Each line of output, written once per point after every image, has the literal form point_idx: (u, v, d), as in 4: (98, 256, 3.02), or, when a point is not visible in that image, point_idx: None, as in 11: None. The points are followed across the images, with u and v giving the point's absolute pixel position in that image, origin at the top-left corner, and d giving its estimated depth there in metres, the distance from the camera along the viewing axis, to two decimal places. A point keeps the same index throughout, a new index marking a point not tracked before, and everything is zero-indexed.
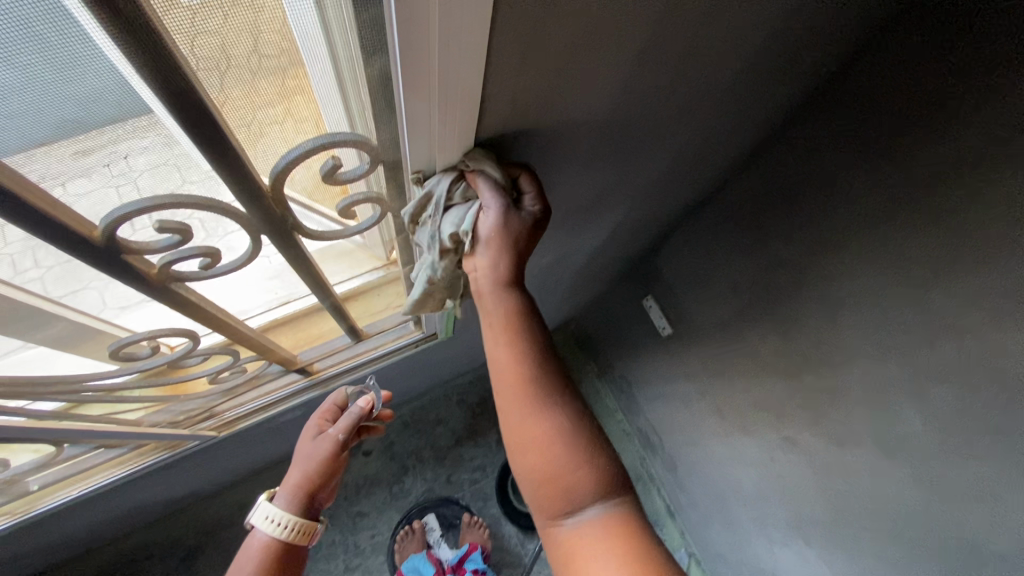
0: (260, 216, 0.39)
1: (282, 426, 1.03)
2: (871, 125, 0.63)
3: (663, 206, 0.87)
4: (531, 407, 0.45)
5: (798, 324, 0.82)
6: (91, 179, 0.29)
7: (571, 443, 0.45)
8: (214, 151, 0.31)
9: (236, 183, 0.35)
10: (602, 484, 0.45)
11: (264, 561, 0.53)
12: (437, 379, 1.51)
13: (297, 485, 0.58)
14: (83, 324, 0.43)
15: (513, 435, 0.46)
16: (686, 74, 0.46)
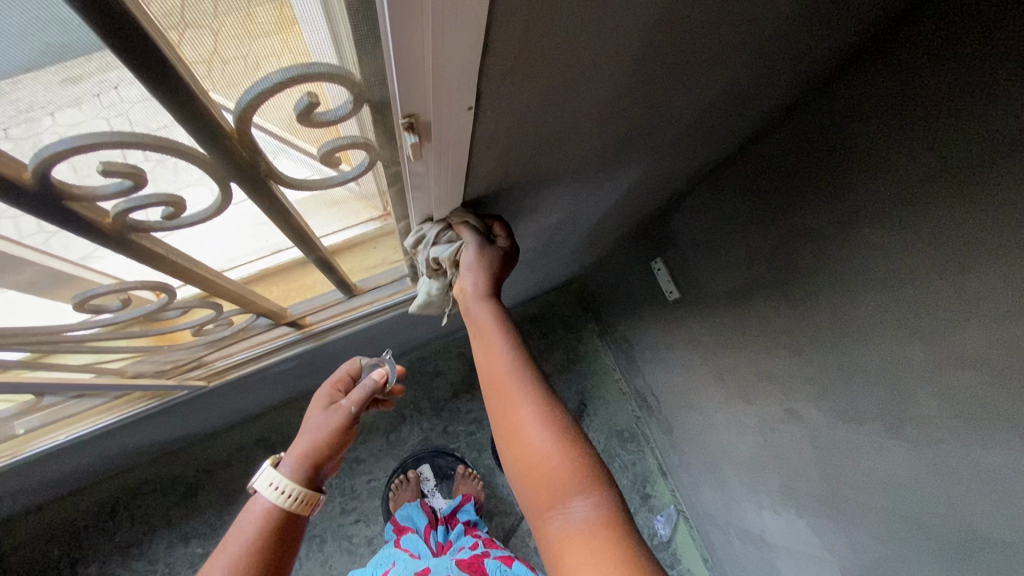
0: (225, 160, 0.34)
1: (277, 375, 1.01)
2: (885, 117, 0.60)
3: (683, 165, 0.80)
4: (509, 399, 0.48)
5: (815, 297, 0.78)
6: (82, 109, 0.26)
7: (549, 432, 0.46)
8: (162, 89, 0.26)
9: (193, 124, 0.29)
10: (585, 477, 0.44)
11: (264, 527, 0.51)
12: (436, 332, 1.49)
13: (304, 453, 0.56)
14: (43, 274, 0.39)
15: (501, 429, 0.49)
16: (730, 19, 0.39)
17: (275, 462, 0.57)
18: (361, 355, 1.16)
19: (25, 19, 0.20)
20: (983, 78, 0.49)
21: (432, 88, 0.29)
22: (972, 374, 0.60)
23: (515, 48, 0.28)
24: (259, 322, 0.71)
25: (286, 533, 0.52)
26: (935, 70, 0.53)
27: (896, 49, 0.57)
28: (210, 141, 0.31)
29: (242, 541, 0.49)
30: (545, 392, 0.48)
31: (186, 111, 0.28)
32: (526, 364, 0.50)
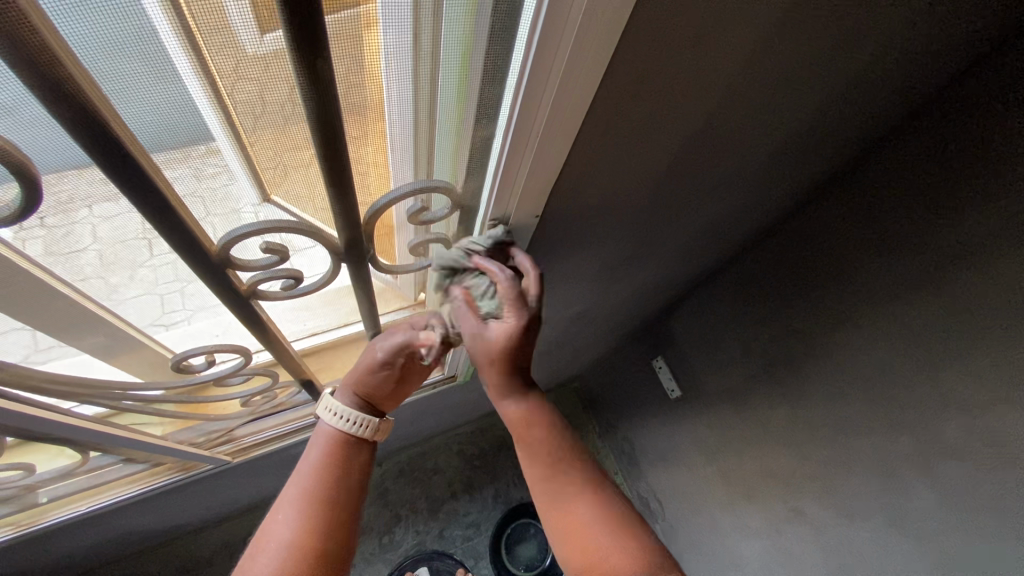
0: (349, 245, 0.44)
1: (288, 461, 1.02)
2: (847, 234, 0.75)
3: (681, 270, 0.92)
4: (563, 495, 0.52)
5: (812, 392, 0.85)
6: (118, 205, 0.32)
7: (611, 529, 0.50)
8: (339, 195, 0.38)
9: (342, 215, 0.40)
10: (651, 568, 0.48)
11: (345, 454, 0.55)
12: (439, 427, 1.51)
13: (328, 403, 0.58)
14: (172, 321, 0.48)
15: (557, 527, 0.52)
16: (717, 159, 0.53)
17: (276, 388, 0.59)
18: None
19: (291, 142, 0.33)
20: (930, 205, 0.65)
21: (520, 190, 0.40)
22: (958, 462, 0.66)
23: (583, 160, 0.41)
24: (298, 394, 0.78)
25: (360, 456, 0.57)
26: (894, 195, 0.69)
27: (844, 189, 0.75)
28: (347, 227, 0.42)
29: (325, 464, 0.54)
30: (596, 483, 0.53)
31: (344, 211, 0.39)
32: (577, 460, 0.54)
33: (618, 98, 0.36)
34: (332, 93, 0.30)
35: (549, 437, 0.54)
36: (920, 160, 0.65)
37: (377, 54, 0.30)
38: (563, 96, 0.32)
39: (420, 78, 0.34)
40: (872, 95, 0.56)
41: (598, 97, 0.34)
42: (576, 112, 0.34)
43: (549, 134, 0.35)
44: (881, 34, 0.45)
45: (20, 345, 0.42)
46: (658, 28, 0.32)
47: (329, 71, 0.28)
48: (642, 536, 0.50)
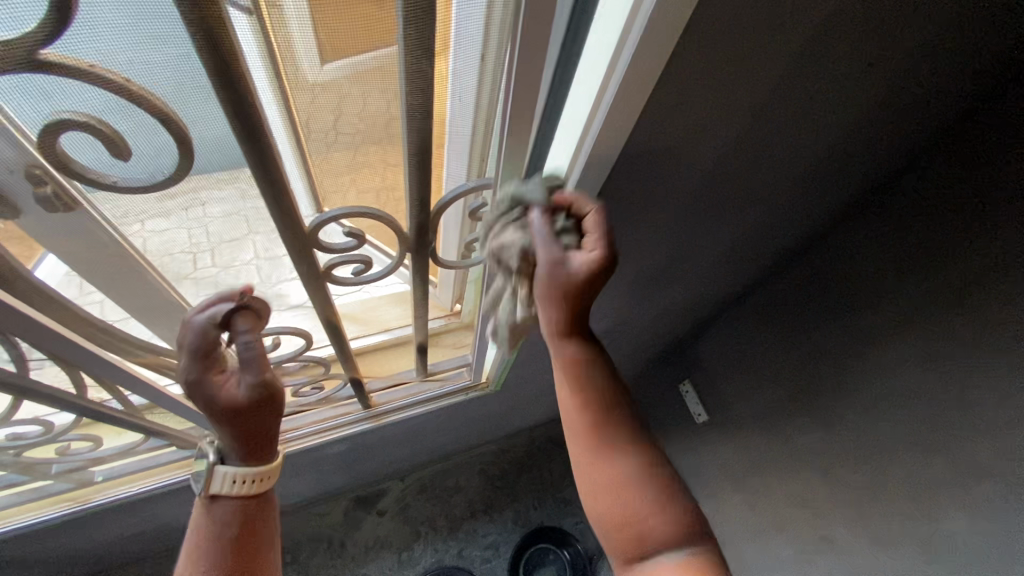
0: (416, 239, 0.50)
1: (321, 463, 1.06)
2: (872, 259, 0.78)
3: (711, 290, 0.94)
4: (597, 438, 0.51)
5: (841, 416, 0.86)
6: (169, 219, 0.38)
7: (645, 481, 0.50)
8: (416, 191, 0.43)
9: (415, 209, 0.46)
10: (679, 525, 0.49)
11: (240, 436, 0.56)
12: (463, 444, 1.52)
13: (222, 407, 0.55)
14: None
15: (586, 465, 0.52)
16: (749, 179, 0.57)
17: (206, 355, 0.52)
18: (398, 450, 1.20)
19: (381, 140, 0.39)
20: (961, 224, 0.67)
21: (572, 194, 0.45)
22: (990, 487, 0.65)
23: (629, 167, 0.45)
24: (343, 390, 0.85)
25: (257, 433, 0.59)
26: (925, 214, 0.71)
27: (869, 215, 0.79)
28: (416, 221, 0.47)
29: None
30: (633, 433, 0.52)
31: (416, 206, 0.45)
32: (617, 407, 0.53)
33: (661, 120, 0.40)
34: (423, 104, 0.35)
35: (591, 379, 0.53)
36: (941, 189, 0.68)
37: (449, 75, 0.36)
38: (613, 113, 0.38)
39: (490, 95, 0.39)
40: (902, 118, 0.59)
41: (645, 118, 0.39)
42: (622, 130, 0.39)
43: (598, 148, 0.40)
44: (914, 62, 0.47)
45: (101, 307, 0.47)
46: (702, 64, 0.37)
47: (430, 74, 0.34)
48: (671, 493, 0.50)
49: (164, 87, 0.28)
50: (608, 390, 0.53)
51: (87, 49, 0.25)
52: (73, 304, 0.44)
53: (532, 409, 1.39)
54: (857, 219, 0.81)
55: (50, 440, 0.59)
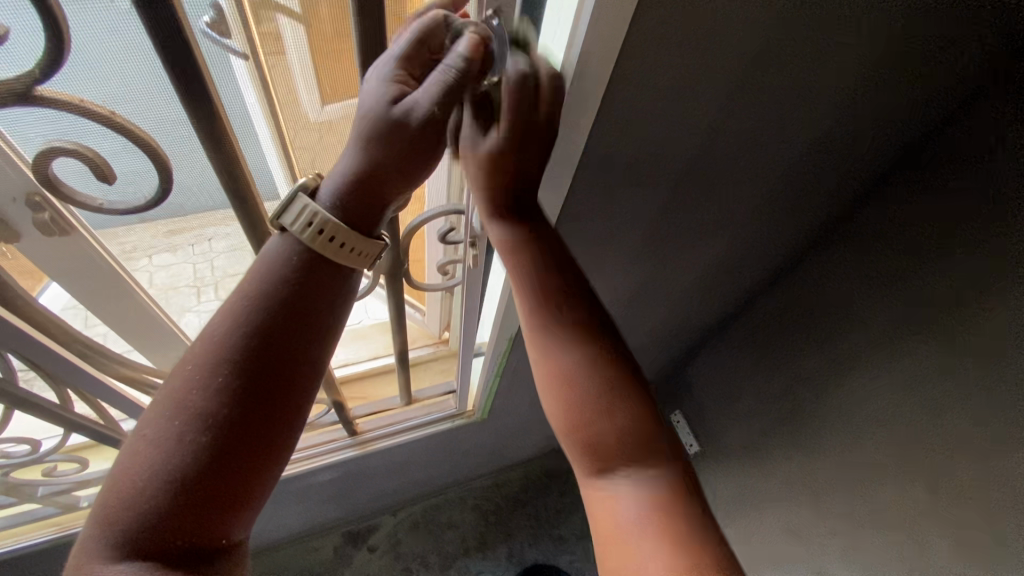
0: (389, 262, 0.52)
1: (307, 493, 1.05)
2: (839, 288, 0.79)
3: (693, 316, 0.95)
4: (546, 343, 0.49)
5: (825, 442, 0.85)
6: (172, 253, 0.44)
7: (598, 382, 0.47)
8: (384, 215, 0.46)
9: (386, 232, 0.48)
10: (639, 441, 0.45)
11: (223, 358, 0.35)
12: (455, 477, 1.50)
13: (363, 169, 0.36)
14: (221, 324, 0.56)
15: (542, 369, 0.50)
16: (711, 206, 0.60)
17: (407, 57, 0.35)
18: (386, 481, 1.19)
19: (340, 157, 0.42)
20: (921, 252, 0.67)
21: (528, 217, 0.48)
22: (973, 512, 0.65)
23: (585, 192, 0.48)
24: (328, 415, 0.86)
25: (276, 369, 0.36)
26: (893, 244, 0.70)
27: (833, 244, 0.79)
28: (387, 243, 0.50)
29: (218, 382, 0.34)
30: (591, 338, 0.48)
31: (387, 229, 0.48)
32: (570, 304, 0.49)
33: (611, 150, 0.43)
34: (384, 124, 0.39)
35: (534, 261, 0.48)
36: (898, 220, 0.69)
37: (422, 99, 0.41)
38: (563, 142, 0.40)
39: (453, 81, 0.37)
40: (852, 146, 0.60)
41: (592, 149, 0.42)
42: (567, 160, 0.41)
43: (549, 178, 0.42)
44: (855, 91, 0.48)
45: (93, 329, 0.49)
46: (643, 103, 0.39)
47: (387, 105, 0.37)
48: (633, 412, 0.46)
49: (159, 115, 0.32)
50: (560, 280, 0.49)
51: (91, 91, 0.29)
52: (81, 333, 0.48)
53: (523, 441, 1.38)
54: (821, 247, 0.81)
55: (35, 461, 0.60)
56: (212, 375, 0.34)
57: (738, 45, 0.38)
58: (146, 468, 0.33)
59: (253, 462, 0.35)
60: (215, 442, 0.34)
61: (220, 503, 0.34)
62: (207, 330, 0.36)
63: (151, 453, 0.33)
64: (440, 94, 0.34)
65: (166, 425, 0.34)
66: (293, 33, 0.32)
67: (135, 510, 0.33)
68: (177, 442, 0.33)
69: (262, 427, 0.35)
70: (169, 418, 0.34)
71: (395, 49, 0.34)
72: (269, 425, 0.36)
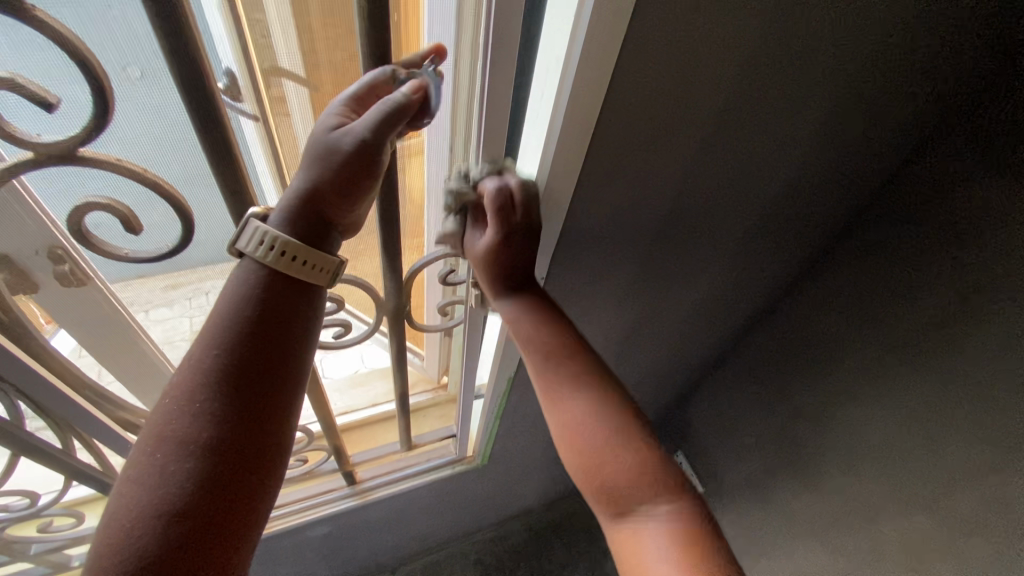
0: (392, 303, 0.54)
1: (304, 548, 1.02)
2: (827, 322, 0.78)
3: (689, 353, 0.96)
4: (562, 394, 0.50)
5: (829, 477, 0.85)
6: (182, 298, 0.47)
7: (607, 423, 0.48)
8: (388, 258, 0.48)
9: (390, 274, 0.50)
10: (655, 478, 0.47)
11: (198, 386, 0.36)
12: (457, 529, 1.45)
13: (307, 189, 0.37)
14: None
15: (559, 423, 0.50)
16: (698, 242, 0.63)
17: (359, 97, 0.36)
18: (385, 533, 1.16)
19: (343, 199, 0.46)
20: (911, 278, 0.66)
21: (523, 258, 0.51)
22: (979, 542, 0.64)
23: (576, 232, 0.51)
24: (326, 463, 0.85)
25: (253, 365, 0.37)
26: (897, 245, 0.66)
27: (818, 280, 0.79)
28: (389, 284, 0.52)
29: (196, 408, 0.36)
30: (600, 382, 0.51)
31: (389, 272, 0.50)
32: (580, 358, 0.51)
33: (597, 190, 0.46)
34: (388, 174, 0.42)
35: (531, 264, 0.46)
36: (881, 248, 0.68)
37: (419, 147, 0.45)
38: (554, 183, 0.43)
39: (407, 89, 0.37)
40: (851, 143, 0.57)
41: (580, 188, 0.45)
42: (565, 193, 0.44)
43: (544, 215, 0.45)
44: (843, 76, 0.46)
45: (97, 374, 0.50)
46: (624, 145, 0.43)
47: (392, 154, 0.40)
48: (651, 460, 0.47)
49: (189, 168, 0.35)
50: (569, 338, 0.52)
51: (132, 152, 0.33)
52: (91, 379, 0.50)
53: (525, 488, 1.35)
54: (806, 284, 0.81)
55: (33, 515, 0.59)
56: (188, 403, 0.36)
57: (707, 92, 0.41)
58: (136, 504, 0.33)
59: (243, 482, 0.36)
60: (203, 466, 0.35)
61: (217, 528, 0.34)
62: (180, 364, 0.37)
63: (138, 489, 0.34)
64: (373, 124, 0.34)
65: (150, 459, 0.35)
66: (297, 94, 0.38)
67: (133, 542, 0.32)
68: (165, 471, 0.34)
69: (247, 446, 0.37)
70: (152, 452, 0.35)
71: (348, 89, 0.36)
72: (252, 440, 0.37)
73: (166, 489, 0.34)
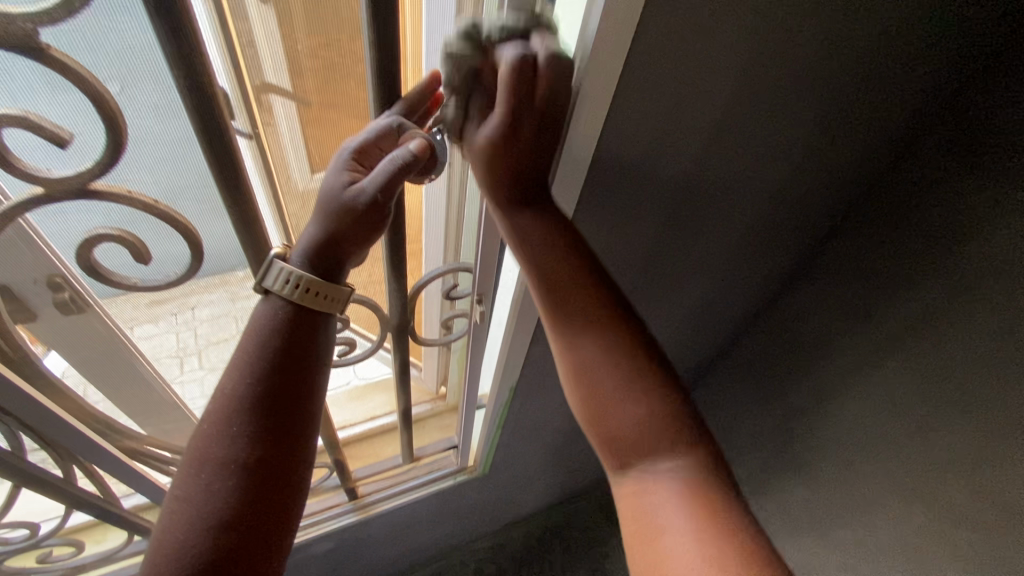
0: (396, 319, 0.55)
1: (306, 564, 1.00)
2: (803, 336, 0.81)
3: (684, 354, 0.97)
4: (575, 351, 0.46)
5: (825, 472, 0.86)
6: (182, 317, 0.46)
7: (614, 376, 0.45)
8: (395, 276, 0.48)
9: (395, 291, 0.51)
10: (666, 432, 0.44)
11: (234, 410, 0.35)
12: (457, 537, 1.44)
13: (322, 240, 0.36)
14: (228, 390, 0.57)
15: (578, 376, 0.47)
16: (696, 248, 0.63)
17: (360, 150, 0.36)
18: (387, 545, 1.15)
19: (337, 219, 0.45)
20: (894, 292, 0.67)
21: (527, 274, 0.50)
22: (972, 533, 0.66)
23: None
24: (329, 480, 0.85)
25: (289, 386, 0.36)
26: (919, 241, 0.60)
27: (790, 300, 0.81)
28: (394, 301, 0.52)
29: (234, 431, 0.35)
30: (608, 333, 0.46)
31: (395, 289, 0.50)
32: (582, 291, 0.46)
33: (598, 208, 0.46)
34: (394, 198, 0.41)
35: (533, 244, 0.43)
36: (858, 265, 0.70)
37: None
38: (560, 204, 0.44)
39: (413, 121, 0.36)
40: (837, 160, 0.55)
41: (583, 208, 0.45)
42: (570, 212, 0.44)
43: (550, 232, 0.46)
44: (850, 93, 0.46)
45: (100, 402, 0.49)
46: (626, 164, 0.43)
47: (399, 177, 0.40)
48: (642, 382, 0.45)
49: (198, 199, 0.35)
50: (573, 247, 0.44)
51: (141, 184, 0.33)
52: (93, 407, 0.49)
53: (525, 494, 1.35)
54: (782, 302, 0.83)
55: (33, 546, 0.58)
56: (226, 426, 0.35)
57: None
58: (184, 526, 0.33)
59: (285, 494, 0.37)
60: (248, 485, 0.35)
61: (266, 541, 0.35)
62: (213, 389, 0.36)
63: (186, 512, 0.34)
64: (381, 180, 0.34)
65: (193, 481, 0.34)
66: (286, 109, 0.35)
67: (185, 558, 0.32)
68: (212, 492, 0.34)
69: (286, 460, 0.37)
70: (196, 475, 0.34)
71: (349, 144, 0.36)
72: (289, 454, 0.37)
73: (210, 508, 0.34)
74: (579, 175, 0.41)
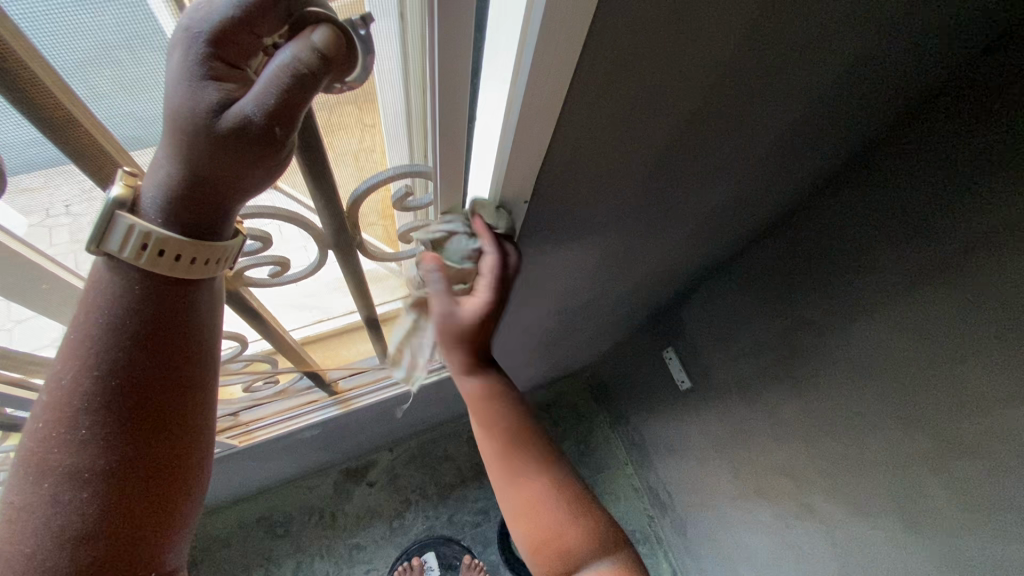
0: (332, 232, 0.45)
1: (295, 446, 1.03)
2: (840, 233, 0.73)
3: (693, 256, 0.87)
4: (516, 470, 0.47)
5: (824, 385, 0.82)
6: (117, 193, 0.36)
7: (559, 501, 0.46)
8: (321, 185, 0.37)
9: (325, 204, 0.40)
10: (602, 541, 0.46)
11: (82, 409, 0.30)
12: (448, 415, 1.49)
13: (180, 178, 0.28)
14: None
15: (512, 501, 0.47)
16: (720, 147, 0.50)
17: (220, 42, 0.25)
18: (377, 426, 1.18)
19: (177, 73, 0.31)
20: (953, 186, 0.58)
21: (502, 176, 0.39)
22: (970, 461, 0.63)
23: (566, 151, 0.39)
24: (301, 381, 0.81)
25: (150, 375, 0.32)
26: (934, 182, 0.60)
27: (838, 191, 0.73)
28: (328, 215, 0.42)
29: (83, 432, 0.30)
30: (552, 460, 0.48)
31: (328, 201, 0.39)
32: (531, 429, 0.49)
33: (591, 102, 0.34)
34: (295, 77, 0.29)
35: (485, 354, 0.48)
36: (922, 150, 0.61)
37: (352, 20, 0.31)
38: (536, 99, 0.31)
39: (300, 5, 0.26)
40: (877, 86, 0.52)
41: (570, 102, 0.33)
42: (551, 108, 0.32)
43: (524, 133, 0.34)
44: None
45: None
46: (635, 39, 0.30)
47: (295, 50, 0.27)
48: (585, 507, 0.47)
49: None
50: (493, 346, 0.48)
51: None
52: None
53: None
54: (827, 193, 0.75)
55: None
56: (70, 430, 0.30)
57: None
58: (29, 543, 0.30)
59: (155, 496, 0.34)
60: (106, 495, 0.31)
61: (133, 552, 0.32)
62: (49, 380, 0.30)
63: (26, 525, 0.30)
64: (262, 98, 0.25)
65: (39, 483, 0.30)
66: None
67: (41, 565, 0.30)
68: (60, 504, 0.30)
69: (150, 464, 0.33)
70: (37, 484, 0.30)
71: (197, 26, 0.24)
72: (160, 444, 0.33)
73: (65, 511, 0.30)
74: (571, 42, 0.28)
